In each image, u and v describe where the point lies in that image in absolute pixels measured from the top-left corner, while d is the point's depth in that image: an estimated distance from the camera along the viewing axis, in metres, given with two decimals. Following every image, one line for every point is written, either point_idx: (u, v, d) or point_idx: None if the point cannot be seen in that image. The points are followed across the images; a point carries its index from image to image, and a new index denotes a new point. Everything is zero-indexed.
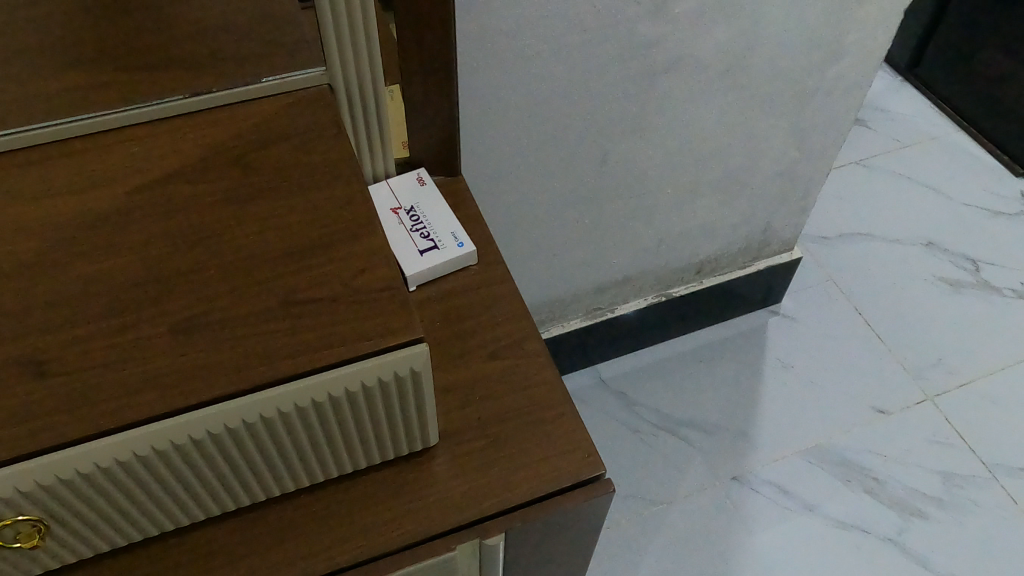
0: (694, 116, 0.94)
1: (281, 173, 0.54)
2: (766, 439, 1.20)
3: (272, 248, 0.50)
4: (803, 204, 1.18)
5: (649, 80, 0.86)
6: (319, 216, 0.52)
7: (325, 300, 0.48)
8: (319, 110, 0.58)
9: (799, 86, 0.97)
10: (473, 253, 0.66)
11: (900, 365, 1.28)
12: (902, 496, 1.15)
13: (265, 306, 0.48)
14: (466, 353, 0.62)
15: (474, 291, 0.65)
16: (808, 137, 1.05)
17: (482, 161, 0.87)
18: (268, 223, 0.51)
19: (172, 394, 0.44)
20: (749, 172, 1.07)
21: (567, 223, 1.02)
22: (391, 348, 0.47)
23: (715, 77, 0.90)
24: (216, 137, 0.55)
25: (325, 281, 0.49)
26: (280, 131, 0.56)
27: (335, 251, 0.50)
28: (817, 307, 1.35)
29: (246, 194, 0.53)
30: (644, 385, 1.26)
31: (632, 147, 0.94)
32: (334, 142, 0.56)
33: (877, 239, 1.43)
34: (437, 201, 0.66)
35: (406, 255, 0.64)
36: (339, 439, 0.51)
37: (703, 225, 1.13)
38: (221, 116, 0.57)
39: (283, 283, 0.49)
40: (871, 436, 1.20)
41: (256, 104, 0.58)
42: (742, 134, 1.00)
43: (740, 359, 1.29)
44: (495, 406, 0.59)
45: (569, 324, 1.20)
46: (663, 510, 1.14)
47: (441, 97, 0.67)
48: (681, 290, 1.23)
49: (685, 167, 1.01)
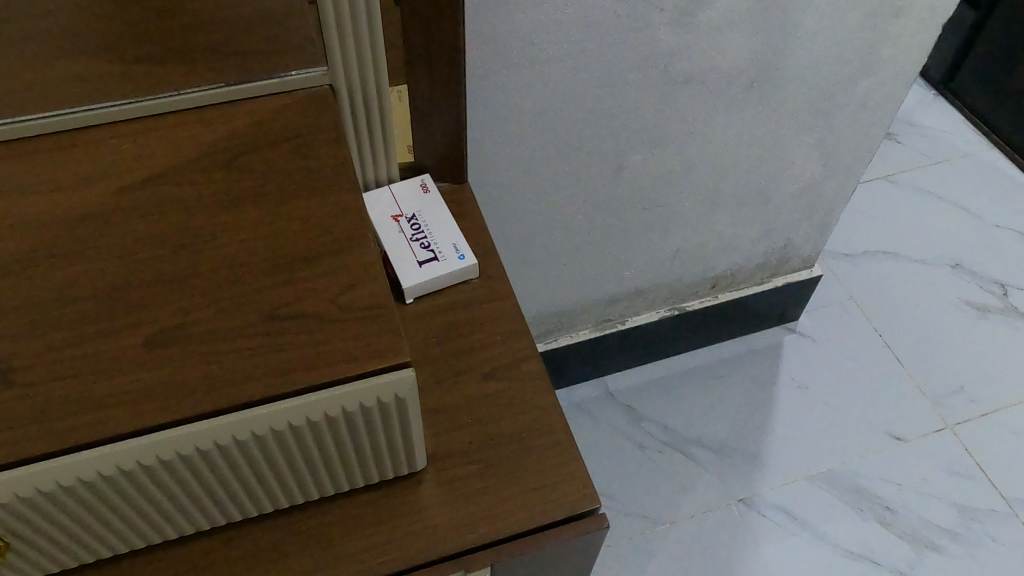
0: (715, 127, 0.90)
1: (273, 179, 0.51)
2: (776, 461, 1.17)
3: (258, 259, 0.48)
4: (826, 221, 1.14)
5: (670, 89, 0.83)
6: (308, 225, 0.49)
7: (309, 318, 0.45)
8: (318, 113, 0.55)
9: (827, 100, 0.93)
10: (474, 266, 0.63)
11: (919, 390, 1.24)
12: (915, 528, 1.11)
13: (246, 320, 0.45)
14: (460, 372, 0.59)
15: (473, 306, 0.62)
16: (835, 152, 1.02)
17: (492, 167, 0.84)
18: (256, 231, 0.49)
19: (141, 412, 0.42)
20: (770, 186, 1.03)
21: (579, 233, 0.98)
22: (374, 373, 0.44)
23: (739, 88, 0.86)
24: (208, 137, 0.53)
25: (310, 297, 0.46)
26: (274, 133, 0.54)
27: (323, 264, 0.47)
28: (835, 327, 1.31)
29: (235, 198, 0.50)
30: (652, 400, 1.23)
31: (649, 156, 0.91)
32: (330, 147, 0.53)
33: (901, 258, 1.39)
34: (440, 210, 0.64)
35: (404, 266, 0.62)
36: (318, 462, 0.49)
37: (721, 239, 1.09)
38: (214, 114, 0.54)
39: (267, 297, 0.46)
40: (885, 464, 1.16)
41: (252, 103, 0.55)
42: (765, 147, 0.96)
43: (754, 377, 1.25)
44: (487, 430, 0.56)
45: (578, 334, 1.17)
46: (666, 530, 1.11)
47: (448, 102, 0.65)
48: (695, 304, 1.20)
49: (704, 180, 0.98)
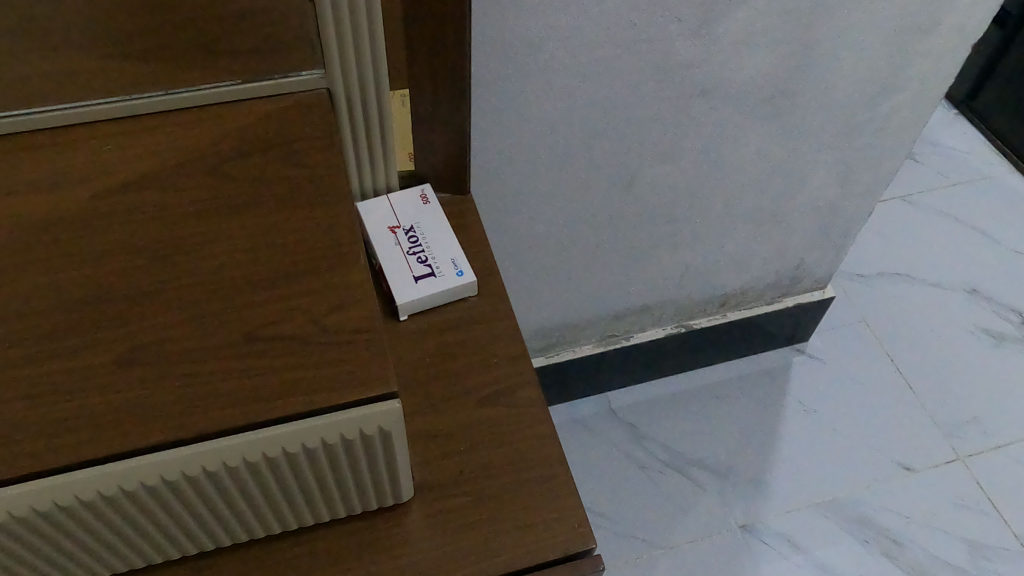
0: (731, 142, 0.87)
1: (261, 188, 0.48)
2: (781, 486, 1.13)
3: (240, 274, 0.45)
4: (841, 243, 1.10)
5: (685, 103, 0.80)
6: (295, 239, 0.46)
7: (291, 341, 0.42)
8: (312, 119, 0.52)
9: (849, 118, 0.90)
10: (473, 283, 0.60)
11: (930, 419, 1.20)
12: (922, 563, 1.07)
13: (223, 340, 0.42)
14: (454, 395, 0.56)
15: (470, 326, 0.59)
16: (854, 173, 0.98)
17: (498, 176, 0.81)
18: (240, 243, 0.46)
19: (105, 438, 0.39)
20: (785, 205, 1.00)
21: (586, 247, 0.95)
22: (358, 403, 0.41)
23: (757, 104, 0.83)
24: (195, 141, 0.50)
25: (294, 318, 0.43)
26: (267, 138, 0.51)
27: (308, 283, 0.44)
28: (845, 350, 1.27)
29: (220, 208, 0.47)
30: (655, 419, 1.19)
31: (661, 171, 0.88)
32: (323, 156, 0.50)
33: (916, 281, 1.35)
34: (440, 223, 0.61)
35: (398, 280, 0.59)
36: (297, 493, 0.46)
37: (732, 257, 1.06)
38: (204, 117, 0.52)
39: (247, 316, 0.43)
40: (894, 494, 1.13)
41: (245, 106, 0.52)
42: (781, 165, 0.93)
43: (761, 399, 1.22)
44: (479, 460, 0.53)
45: (581, 349, 1.13)
46: (666, 554, 1.07)
47: (452, 110, 0.61)
48: (703, 322, 1.16)
49: (717, 196, 0.95)
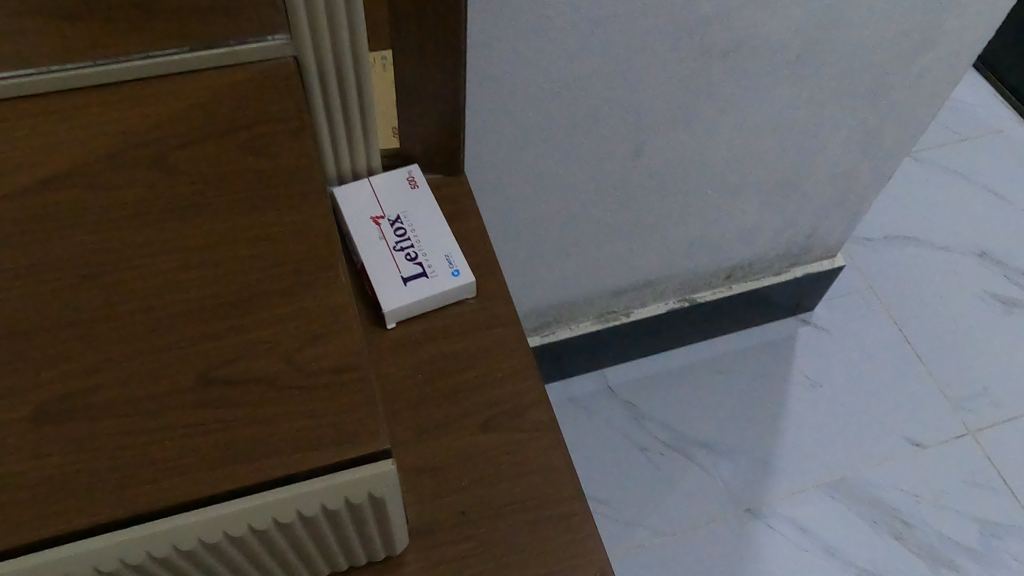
0: (748, 105, 0.78)
1: (214, 187, 0.39)
2: (786, 467, 1.08)
3: (189, 297, 0.36)
4: (855, 209, 1.03)
5: (702, 63, 0.71)
6: (257, 252, 0.38)
7: (256, 385, 0.34)
8: (275, 97, 0.43)
9: (876, 78, 0.81)
10: (472, 285, 0.51)
11: (940, 392, 1.15)
12: (932, 545, 1.03)
13: (169, 385, 0.34)
14: (453, 421, 0.48)
15: (469, 335, 0.51)
16: (876, 135, 0.90)
17: (492, 148, 0.72)
18: (189, 258, 0.37)
19: (21, 520, 0.30)
20: (800, 172, 0.92)
21: (585, 221, 0.87)
22: (343, 465, 0.33)
23: (782, 63, 0.74)
24: (130, 126, 0.41)
25: (258, 356, 0.35)
26: (224, 121, 0.42)
27: (276, 308, 0.36)
28: (852, 319, 1.21)
29: (164, 213, 0.38)
30: (655, 397, 1.13)
31: (671, 139, 0.79)
32: (290, 145, 0.41)
33: (925, 245, 1.28)
34: (430, 211, 0.53)
35: (385, 282, 0.50)
36: (269, 563, 0.38)
37: (741, 227, 0.98)
38: (139, 94, 0.42)
39: (200, 352, 0.35)
40: (904, 472, 1.08)
41: (190, 80, 0.43)
42: (800, 128, 0.85)
43: (765, 373, 1.16)
44: (483, 497, 0.46)
45: (579, 327, 1.06)
46: (668, 542, 1.02)
47: (444, 79, 0.51)
48: (707, 295, 1.09)
49: (728, 163, 0.86)
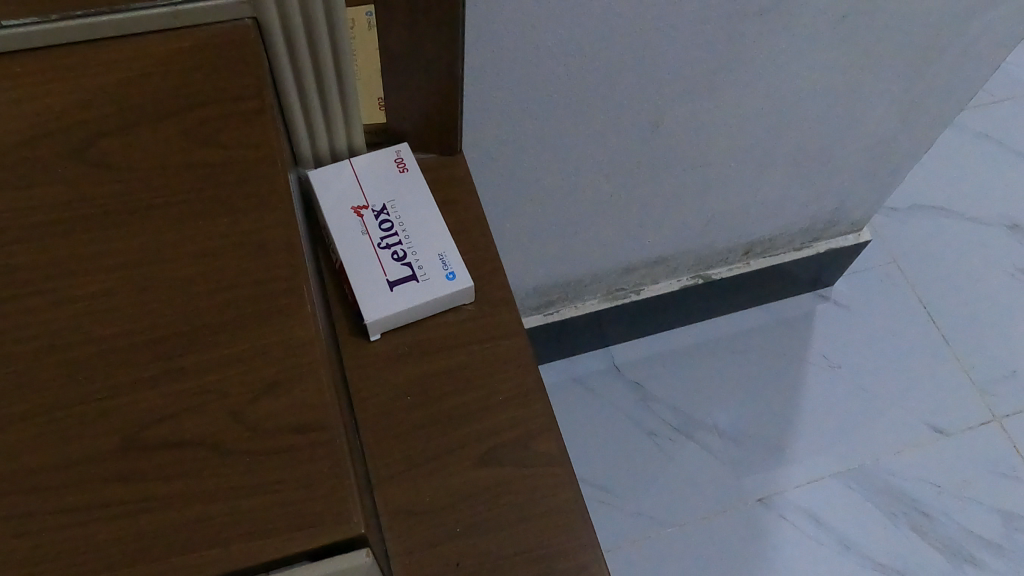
0: (784, 70, 0.70)
1: (152, 187, 0.32)
2: (801, 454, 1.02)
3: (114, 332, 0.29)
4: (887, 181, 0.95)
5: (737, 24, 0.62)
6: (201, 272, 0.30)
7: (195, 448, 0.27)
8: (229, 72, 0.35)
9: (927, 40, 0.73)
10: (470, 290, 0.44)
11: (965, 375, 1.08)
12: (954, 539, 0.97)
13: (84, 450, 0.27)
14: (448, 453, 0.41)
15: (466, 350, 0.43)
16: (917, 101, 0.82)
17: (495, 119, 0.64)
18: (116, 281, 0.30)
19: None
20: (830, 143, 0.84)
21: (596, 195, 0.79)
22: (305, 555, 0.26)
23: (826, 23, 0.66)
24: (47, 108, 0.33)
25: (200, 409, 0.28)
26: (166, 105, 0.34)
27: (225, 346, 0.29)
28: (874, 295, 1.14)
29: (86, 221, 0.31)
30: (664, 377, 1.07)
31: (696, 107, 0.71)
32: (245, 130, 0.34)
33: (953, 216, 1.20)
34: (421, 200, 0.46)
35: (368, 286, 0.43)
36: None
37: (764, 201, 0.91)
38: (59, 66, 0.34)
39: (124, 407, 0.28)
40: (925, 461, 1.02)
41: (128, 49, 0.35)
42: (837, 94, 0.76)
43: (781, 353, 1.09)
44: (482, 545, 0.39)
45: (585, 305, 0.99)
46: (676, 533, 0.97)
47: (438, 45, 0.43)
48: (723, 271, 1.02)
49: (756, 133, 0.78)
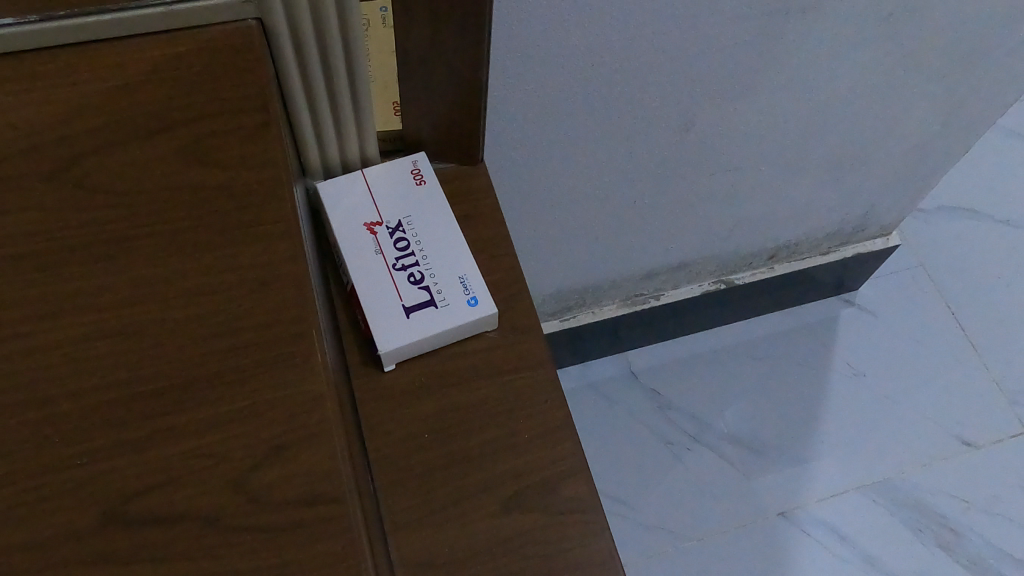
0: (823, 70, 0.66)
1: (141, 212, 0.28)
2: (823, 466, 0.99)
3: (98, 384, 0.25)
4: (921, 183, 0.91)
5: (778, 24, 0.58)
6: (197, 314, 0.27)
7: (190, 524, 0.24)
8: (229, 80, 0.31)
9: (974, 38, 0.69)
10: (493, 316, 0.40)
11: (994, 384, 1.04)
12: (982, 556, 0.94)
13: (62, 527, 0.23)
14: (468, 497, 0.37)
15: (488, 382, 0.40)
16: (959, 102, 0.78)
17: (518, 123, 0.60)
18: (102, 323, 0.26)
19: None
20: (864, 145, 0.80)
21: (618, 199, 0.75)
22: None
23: (872, 22, 0.62)
24: (23, 120, 0.29)
25: (195, 477, 0.24)
26: (159, 117, 0.30)
27: (223, 401, 0.26)
28: (900, 300, 1.10)
29: (68, 254, 0.27)
30: (682, 384, 1.03)
31: (729, 110, 0.67)
32: (247, 149, 0.30)
33: (984, 218, 1.15)
34: (440, 216, 0.42)
35: (382, 313, 0.40)
36: None
37: (793, 205, 0.87)
38: (41, 73, 0.30)
39: (108, 473, 0.24)
40: (953, 474, 0.98)
41: (121, 53, 0.31)
42: (876, 94, 0.72)
43: (804, 360, 1.05)
44: None
45: (603, 311, 0.95)
46: (694, 548, 0.93)
47: (462, 49, 0.39)
48: (746, 276, 0.98)
49: (789, 135, 0.74)
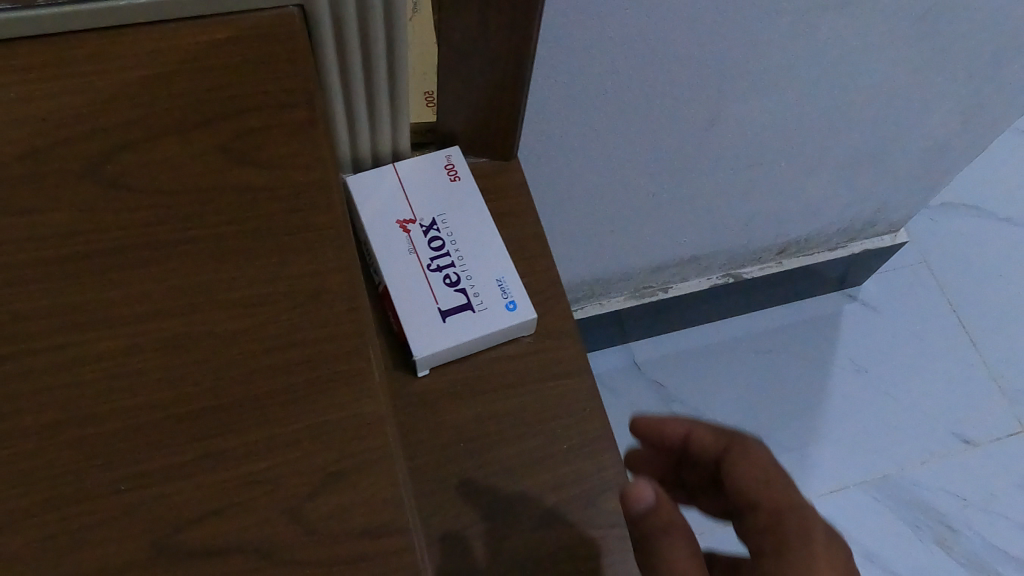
0: (853, 66, 0.65)
1: (183, 215, 0.27)
2: (825, 461, 0.99)
3: (140, 402, 0.24)
4: (934, 181, 0.91)
5: (816, 20, 0.57)
6: (245, 327, 0.25)
7: (245, 555, 0.23)
8: (272, 71, 0.29)
9: (1003, 38, 0.68)
10: (531, 321, 0.39)
11: (994, 382, 1.05)
12: (978, 554, 0.95)
13: (109, 558, 0.22)
14: (504, 511, 0.37)
15: (524, 390, 0.39)
16: (979, 101, 0.77)
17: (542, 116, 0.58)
18: (142, 336, 0.25)
19: None
20: (882, 142, 0.79)
21: (635, 191, 0.74)
22: None
23: (908, 18, 0.61)
24: (56, 112, 0.27)
25: (248, 505, 0.23)
26: (197, 111, 0.28)
27: (274, 423, 0.24)
28: (904, 296, 1.09)
29: (104, 259, 0.26)
30: (685, 376, 1.03)
31: (755, 105, 0.66)
32: (292, 148, 0.28)
33: (989, 215, 1.15)
34: (475, 213, 0.41)
35: (418, 317, 0.38)
36: None
37: (807, 200, 0.86)
38: (72, 59, 0.28)
39: (154, 500, 0.23)
40: (952, 472, 0.99)
41: (158, 39, 0.29)
42: (900, 92, 0.71)
43: (807, 355, 1.05)
44: None
45: (610, 302, 0.94)
46: None
47: (507, 43, 0.37)
48: (754, 270, 0.98)
49: (811, 131, 0.73)
